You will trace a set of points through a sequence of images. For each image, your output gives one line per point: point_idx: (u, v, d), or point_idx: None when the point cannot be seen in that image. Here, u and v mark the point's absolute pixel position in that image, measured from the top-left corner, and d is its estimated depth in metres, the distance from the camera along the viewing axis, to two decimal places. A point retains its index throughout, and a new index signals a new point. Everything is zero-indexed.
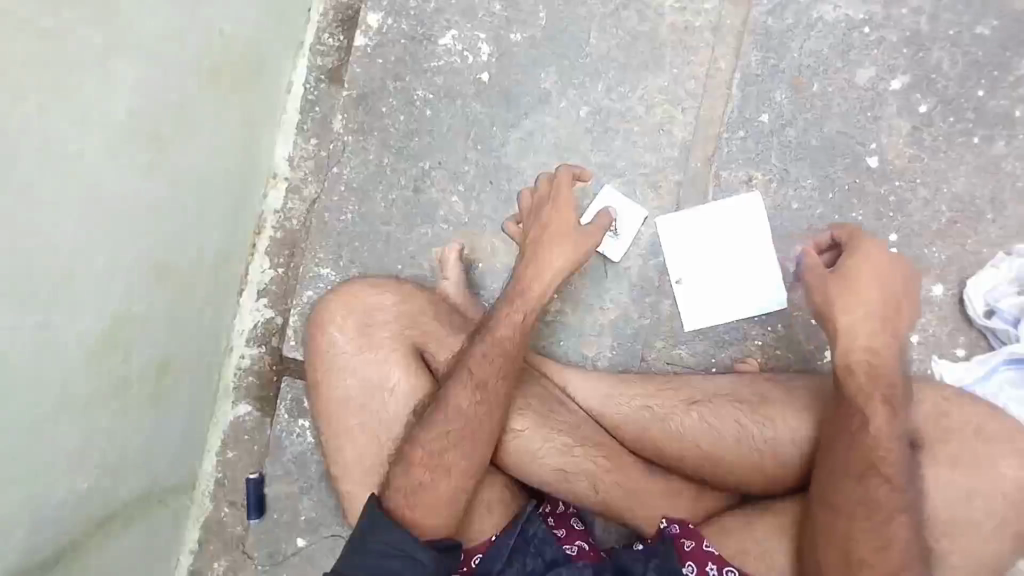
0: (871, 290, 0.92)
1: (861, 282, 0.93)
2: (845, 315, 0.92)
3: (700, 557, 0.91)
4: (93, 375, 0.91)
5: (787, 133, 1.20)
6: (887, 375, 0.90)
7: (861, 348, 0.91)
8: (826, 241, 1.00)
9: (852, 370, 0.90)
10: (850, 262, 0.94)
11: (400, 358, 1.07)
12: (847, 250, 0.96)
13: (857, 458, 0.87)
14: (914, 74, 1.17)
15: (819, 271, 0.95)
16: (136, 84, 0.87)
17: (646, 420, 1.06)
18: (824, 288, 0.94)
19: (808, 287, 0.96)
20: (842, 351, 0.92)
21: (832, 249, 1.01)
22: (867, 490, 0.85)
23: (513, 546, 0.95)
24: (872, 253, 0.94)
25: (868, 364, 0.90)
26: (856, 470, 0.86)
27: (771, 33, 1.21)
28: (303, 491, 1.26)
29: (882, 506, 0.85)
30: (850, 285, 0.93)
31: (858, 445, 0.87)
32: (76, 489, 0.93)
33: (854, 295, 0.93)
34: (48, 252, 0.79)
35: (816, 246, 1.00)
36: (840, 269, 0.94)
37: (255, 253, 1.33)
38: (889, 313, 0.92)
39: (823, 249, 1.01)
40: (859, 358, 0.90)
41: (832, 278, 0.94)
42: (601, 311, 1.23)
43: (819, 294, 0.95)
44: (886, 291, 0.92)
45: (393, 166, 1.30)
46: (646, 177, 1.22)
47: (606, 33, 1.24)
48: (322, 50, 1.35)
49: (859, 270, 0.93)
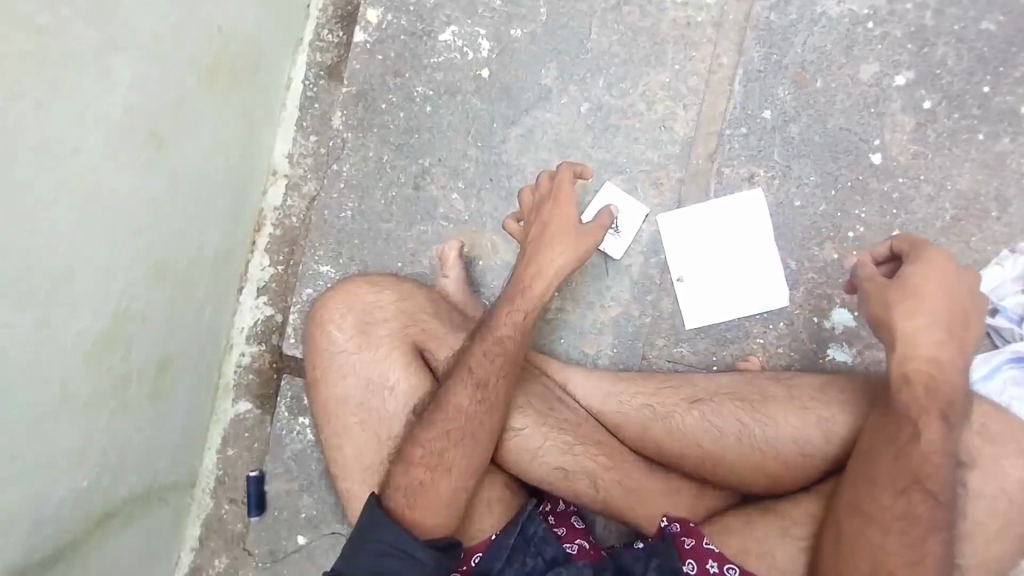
0: (937, 298, 0.86)
1: (924, 289, 0.86)
2: (906, 323, 0.86)
3: (700, 555, 0.90)
4: (92, 374, 0.91)
5: (790, 129, 1.19)
6: (947, 390, 0.84)
7: (924, 357, 0.85)
8: (885, 252, 0.94)
9: (910, 382, 0.85)
10: (915, 269, 0.88)
11: (400, 357, 1.07)
12: (909, 257, 0.90)
13: (873, 462, 0.86)
14: (919, 70, 1.16)
15: (876, 279, 0.91)
16: (135, 80, 0.86)
17: (646, 419, 1.06)
18: (882, 294, 0.89)
19: (865, 296, 0.91)
20: (902, 358, 0.86)
21: (891, 260, 0.94)
22: (882, 496, 0.84)
23: (512, 545, 0.95)
24: (937, 260, 0.87)
25: (929, 376, 0.84)
26: (872, 475, 0.85)
27: (774, 29, 1.20)
28: (302, 488, 1.26)
29: (921, 523, 0.83)
30: (911, 291, 0.87)
31: (875, 449, 0.86)
32: (77, 487, 0.93)
33: (919, 303, 0.86)
34: (47, 251, 0.79)
35: (873, 258, 0.94)
36: (902, 278, 0.88)
37: (254, 250, 1.32)
38: (956, 323, 0.85)
39: (882, 261, 0.95)
40: (920, 367, 0.85)
41: (887, 286, 0.89)
42: (602, 309, 1.22)
43: (874, 301, 0.90)
44: (953, 299, 0.86)
45: (393, 162, 1.29)
46: (647, 174, 1.21)
47: (606, 28, 1.23)
48: (322, 46, 1.33)
49: (924, 277, 0.87)
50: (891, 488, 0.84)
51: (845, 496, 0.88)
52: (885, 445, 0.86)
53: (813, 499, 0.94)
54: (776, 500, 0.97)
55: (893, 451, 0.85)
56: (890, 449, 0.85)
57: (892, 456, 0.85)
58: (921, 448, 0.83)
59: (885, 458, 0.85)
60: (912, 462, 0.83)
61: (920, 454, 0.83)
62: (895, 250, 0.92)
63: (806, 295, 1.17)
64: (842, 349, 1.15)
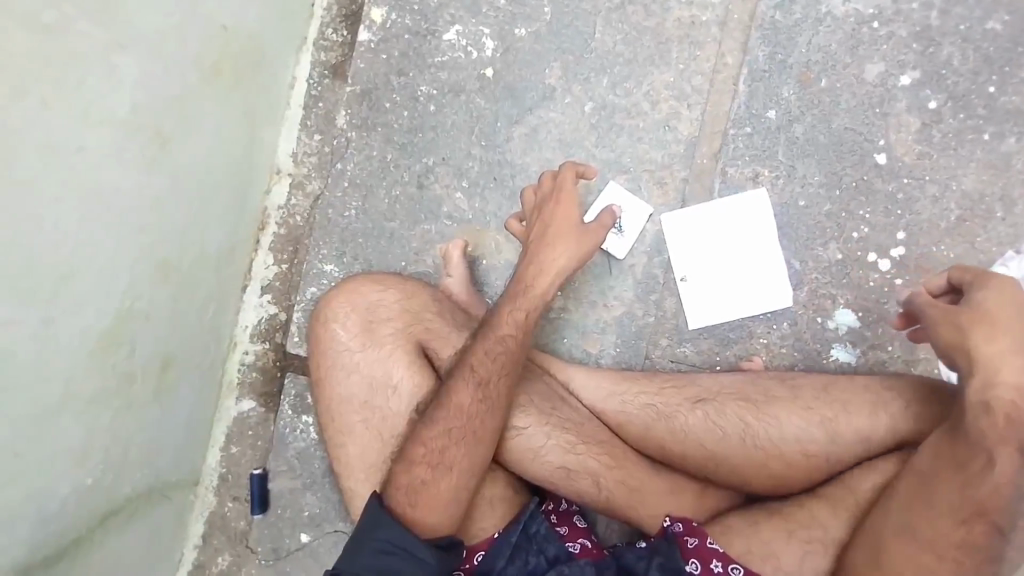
0: (1013, 321, 0.82)
1: (998, 313, 0.82)
2: (985, 349, 0.82)
3: (705, 554, 0.89)
4: (96, 372, 0.91)
5: (794, 129, 1.18)
6: None
7: (1011, 384, 0.80)
8: (939, 285, 0.92)
9: (992, 410, 0.80)
10: (983, 295, 0.84)
11: (404, 355, 1.07)
12: (971, 285, 0.87)
13: (933, 486, 0.83)
14: (924, 70, 1.16)
15: (939, 305, 0.88)
16: (139, 79, 0.87)
17: (649, 419, 1.06)
18: (951, 323, 0.85)
19: (932, 326, 0.88)
20: (985, 386, 0.81)
21: (948, 291, 0.92)
22: (941, 523, 0.82)
23: (515, 543, 0.97)
24: (1001, 283, 0.84)
25: (1013, 404, 0.80)
26: (930, 499, 0.82)
27: (778, 28, 1.19)
28: (305, 486, 1.27)
29: (976, 552, 0.81)
30: (981, 315, 0.83)
31: (936, 473, 0.83)
32: (81, 485, 0.93)
33: (995, 328, 0.82)
34: (51, 250, 0.79)
35: (928, 290, 0.92)
36: (971, 305, 0.84)
37: (258, 249, 1.32)
38: None
39: (938, 293, 0.92)
40: (1006, 396, 0.80)
41: (954, 313, 0.86)
42: (605, 308, 1.22)
43: (944, 329, 0.86)
44: None
45: (397, 162, 1.29)
46: (652, 174, 1.21)
47: (611, 27, 1.23)
48: (326, 45, 1.33)
49: (993, 302, 0.83)
50: (951, 517, 0.81)
51: (896, 517, 0.84)
52: (952, 472, 0.82)
53: (819, 501, 0.93)
54: (781, 501, 0.96)
55: (959, 481, 0.81)
56: (957, 477, 0.81)
57: (958, 484, 0.81)
58: (993, 481, 0.80)
59: (948, 486, 0.82)
60: (978, 496, 0.80)
61: (989, 488, 0.80)
62: (953, 280, 0.90)
63: (810, 295, 1.17)
64: (846, 349, 1.15)
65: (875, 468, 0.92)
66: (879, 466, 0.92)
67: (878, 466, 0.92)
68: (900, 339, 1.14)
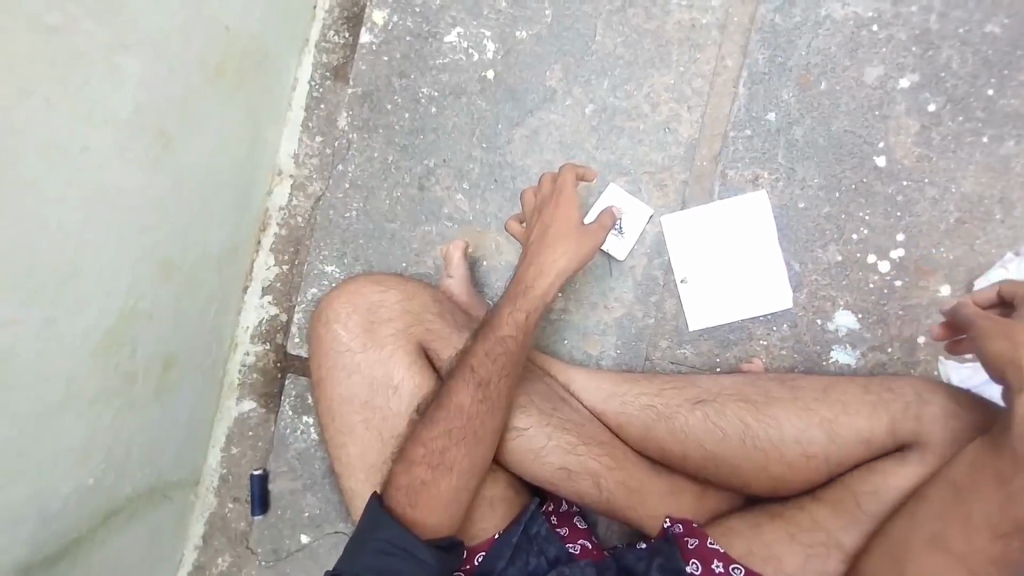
0: None
1: None
2: None
3: (705, 554, 0.89)
4: (98, 372, 0.91)
5: (794, 132, 1.19)
6: None
7: None
8: (991, 298, 0.91)
9: None
10: None
11: (405, 356, 1.07)
12: None
13: (972, 499, 0.78)
14: (923, 73, 1.16)
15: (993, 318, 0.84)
16: (143, 79, 0.87)
17: (650, 420, 1.07)
18: (1005, 335, 0.81)
19: (980, 336, 0.84)
20: None
21: (1000, 307, 0.91)
22: (977, 537, 0.76)
23: (516, 544, 0.97)
24: None
25: None
26: (966, 510, 0.78)
27: (778, 31, 1.20)
28: (305, 487, 1.27)
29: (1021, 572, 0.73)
30: None
31: (971, 483, 0.78)
32: (82, 485, 0.93)
33: None
34: (56, 249, 0.80)
35: (978, 301, 0.92)
36: None
37: (260, 250, 1.32)
38: None
39: (988, 307, 0.92)
40: None
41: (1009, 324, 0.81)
42: (606, 309, 1.22)
43: (995, 340, 0.82)
44: None
45: (399, 163, 1.30)
46: (652, 176, 1.22)
47: (611, 30, 1.24)
48: (327, 47, 1.33)
49: None
50: (988, 532, 0.75)
51: (923, 525, 0.81)
52: (992, 484, 0.76)
53: (821, 503, 0.93)
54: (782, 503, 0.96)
55: (1001, 495, 0.75)
56: (998, 490, 0.75)
57: (999, 499, 0.75)
58: None
59: (988, 498, 0.76)
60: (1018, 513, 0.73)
61: None
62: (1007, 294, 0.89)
63: (810, 296, 1.17)
64: (846, 350, 1.16)
65: (874, 470, 0.92)
66: (877, 468, 0.92)
67: (875, 468, 0.92)
68: (900, 340, 1.15)
